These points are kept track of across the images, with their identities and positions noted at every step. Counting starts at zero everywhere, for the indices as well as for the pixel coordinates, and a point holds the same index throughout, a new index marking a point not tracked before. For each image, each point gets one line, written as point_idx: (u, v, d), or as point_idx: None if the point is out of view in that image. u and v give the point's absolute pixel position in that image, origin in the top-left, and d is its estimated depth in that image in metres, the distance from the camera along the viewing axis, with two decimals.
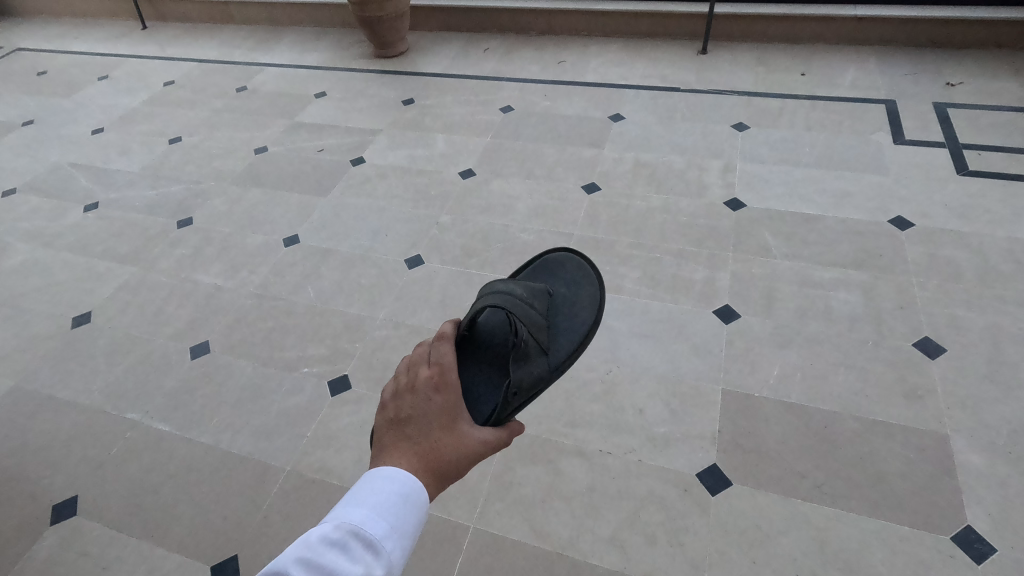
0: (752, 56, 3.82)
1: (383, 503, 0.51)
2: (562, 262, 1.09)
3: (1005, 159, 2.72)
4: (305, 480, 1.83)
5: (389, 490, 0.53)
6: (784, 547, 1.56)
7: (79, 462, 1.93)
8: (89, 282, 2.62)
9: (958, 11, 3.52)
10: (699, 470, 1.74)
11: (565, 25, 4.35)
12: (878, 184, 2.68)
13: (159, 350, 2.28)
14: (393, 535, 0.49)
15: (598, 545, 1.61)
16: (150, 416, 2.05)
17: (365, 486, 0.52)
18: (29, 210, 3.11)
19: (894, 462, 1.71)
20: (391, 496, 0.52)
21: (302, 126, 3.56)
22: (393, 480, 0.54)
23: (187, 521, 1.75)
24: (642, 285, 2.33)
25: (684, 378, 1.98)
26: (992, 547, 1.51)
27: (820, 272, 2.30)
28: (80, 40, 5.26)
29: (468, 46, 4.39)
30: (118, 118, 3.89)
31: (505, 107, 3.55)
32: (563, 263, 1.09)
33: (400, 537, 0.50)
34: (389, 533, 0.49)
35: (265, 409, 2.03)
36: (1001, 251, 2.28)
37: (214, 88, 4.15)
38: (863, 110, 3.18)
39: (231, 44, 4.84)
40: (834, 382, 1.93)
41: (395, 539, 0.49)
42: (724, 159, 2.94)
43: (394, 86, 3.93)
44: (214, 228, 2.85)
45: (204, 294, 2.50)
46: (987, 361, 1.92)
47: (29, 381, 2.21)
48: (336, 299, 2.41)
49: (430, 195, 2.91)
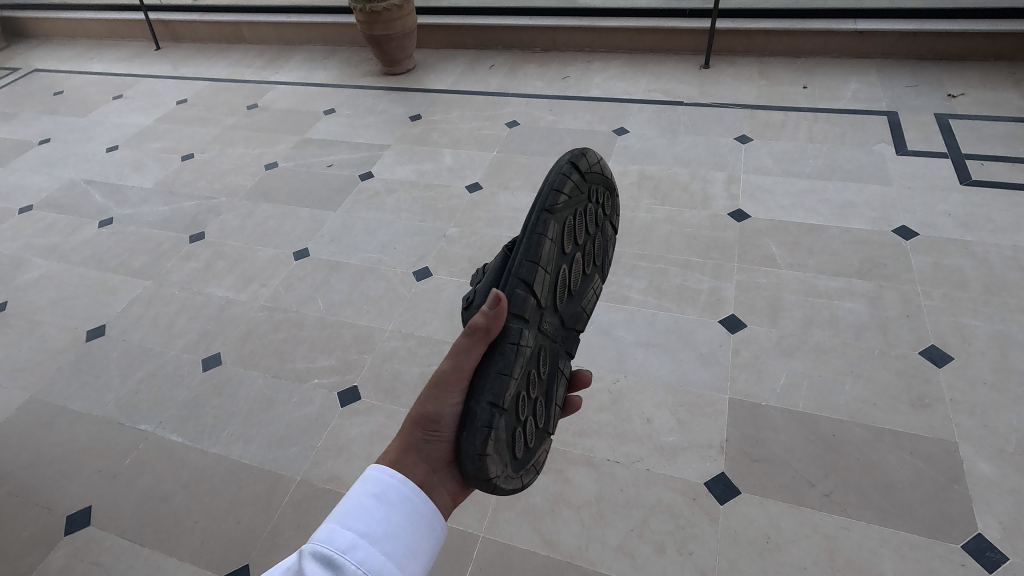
0: (754, 69, 3.87)
1: (353, 515, 0.59)
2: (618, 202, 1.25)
3: (1006, 168, 2.75)
4: (315, 489, 1.84)
5: (360, 499, 0.61)
6: (795, 557, 1.56)
7: (93, 473, 1.95)
8: (103, 296, 2.66)
9: (959, 24, 3.57)
10: (708, 479, 1.75)
11: (569, 42, 4.42)
12: (881, 194, 2.70)
13: (172, 363, 2.31)
14: (361, 542, 0.57)
15: (607, 554, 1.61)
16: (163, 427, 2.08)
17: (340, 501, 0.61)
18: (45, 225, 3.17)
19: (903, 471, 1.71)
20: (361, 507, 0.60)
21: (313, 142, 3.63)
22: (367, 487, 0.63)
23: (199, 531, 1.77)
24: (649, 295, 2.34)
25: (691, 388, 1.99)
26: (1004, 556, 1.52)
27: (825, 281, 2.31)
28: (96, 60, 5.40)
29: (473, 62, 4.47)
30: (132, 136, 3.98)
31: (511, 122, 3.61)
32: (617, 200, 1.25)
33: (372, 543, 0.58)
34: (357, 541, 0.57)
35: (276, 420, 2.06)
36: (1005, 260, 2.30)
37: (226, 106, 4.24)
38: (865, 122, 3.21)
39: (243, 63, 4.94)
40: (842, 390, 1.93)
41: (365, 544, 0.57)
42: (728, 171, 2.97)
43: (402, 103, 4.00)
44: (226, 241, 2.90)
45: (216, 306, 2.54)
46: (994, 370, 1.93)
47: (44, 393, 2.25)
48: (347, 311, 2.44)
49: (437, 208, 2.95)
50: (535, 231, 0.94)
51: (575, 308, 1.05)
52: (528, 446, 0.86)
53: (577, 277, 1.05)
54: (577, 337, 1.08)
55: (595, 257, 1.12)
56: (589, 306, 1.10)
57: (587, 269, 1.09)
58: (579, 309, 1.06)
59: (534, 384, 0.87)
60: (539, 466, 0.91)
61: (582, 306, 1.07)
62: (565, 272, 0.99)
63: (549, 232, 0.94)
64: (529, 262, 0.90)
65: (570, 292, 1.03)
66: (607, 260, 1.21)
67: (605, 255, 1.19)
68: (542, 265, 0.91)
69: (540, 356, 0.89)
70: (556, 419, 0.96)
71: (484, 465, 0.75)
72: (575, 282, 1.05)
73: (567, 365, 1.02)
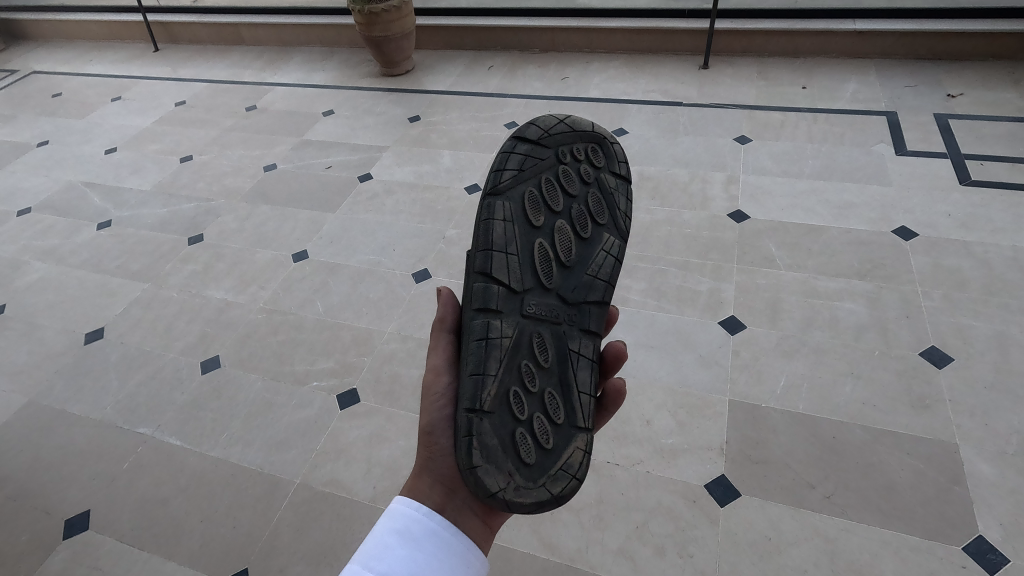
0: (753, 70, 3.87)
1: (378, 554, 0.84)
2: (615, 155, 1.31)
3: (1006, 169, 2.75)
4: (314, 493, 1.84)
5: (384, 538, 0.86)
6: (796, 559, 1.56)
7: (91, 477, 1.95)
8: (102, 299, 2.66)
9: (958, 23, 3.57)
10: (708, 481, 1.74)
11: (568, 43, 4.42)
12: (881, 194, 2.70)
13: (171, 365, 2.31)
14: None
15: (607, 557, 1.61)
16: (162, 431, 2.07)
17: (370, 542, 0.86)
18: (43, 228, 3.17)
19: (902, 472, 1.71)
20: (384, 545, 0.85)
21: (311, 144, 3.63)
22: (391, 527, 0.88)
23: (198, 535, 1.77)
24: (648, 297, 2.34)
25: (691, 389, 1.99)
26: (1004, 557, 1.53)
27: (824, 282, 2.31)
28: (94, 62, 5.40)
29: (472, 63, 4.47)
30: (130, 137, 3.98)
31: (510, 123, 3.61)
32: (613, 155, 1.31)
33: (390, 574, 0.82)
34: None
35: (275, 423, 2.05)
36: (1005, 261, 2.30)
37: (225, 107, 4.24)
38: (864, 122, 3.20)
39: (241, 65, 4.94)
40: (842, 392, 1.93)
41: None
42: (728, 172, 2.96)
43: (400, 104, 3.99)
44: (226, 244, 2.90)
45: (215, 309, 2.53)
46: (993, 371, 1.93)
47: (43, 396, 2.24)
48: (346, 313, 2.44)
49: (436, 209, 2.95)
50: (485, 221, 1.09)
51: (578, 280, 1.10)
52: (544, 447, 0.90)
53: (567, 247, 1.12)
54: (596, 302, 1.11)
55: (590, 220, 1.18)
56: (599, 271, 1.14)
57: (582, 234, 1.15)
58: (584, 279, 1.11)
59: (526, 372, 0.95)
60: (579, 470, 0.91)
61: (588, 274, 1.12)
62: (540, 247, 1.08)
63: (499, 214, 1.09)
64: (484, 253, 1.05)
65: (561, 265, 1.10)
66: (618, 219, 1.25)
67: (613, 217, 1.24)
68: (497, 249, 1.05)
69: (525, 340, 0.99)
70: (589, 407, 0.99)
71: (478, 479, 0.84)
72: (567, 254, 1.12)
73: (586, 343, 1.05)
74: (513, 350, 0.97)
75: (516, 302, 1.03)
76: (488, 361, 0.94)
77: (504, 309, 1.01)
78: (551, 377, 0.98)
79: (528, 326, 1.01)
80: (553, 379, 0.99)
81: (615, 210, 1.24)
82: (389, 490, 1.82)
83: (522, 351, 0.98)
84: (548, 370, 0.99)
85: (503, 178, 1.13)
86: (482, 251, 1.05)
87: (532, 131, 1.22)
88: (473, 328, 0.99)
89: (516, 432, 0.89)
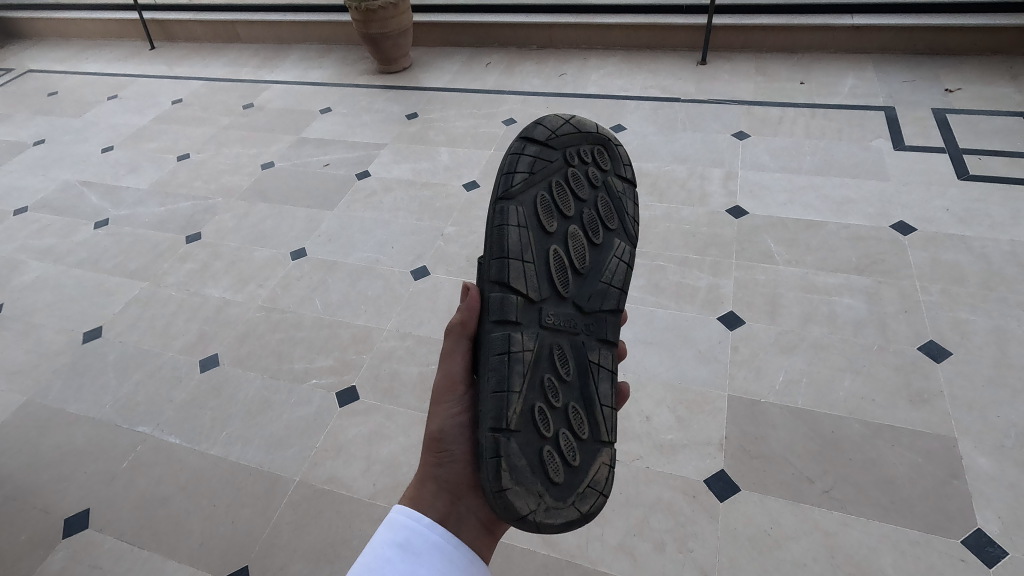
0: (751, 65, 3.86)
1: (379, 564, 0.86)
2: (621, 155, 1.30)
3: (1004, 163, 2.76)
4: (314, 490, 1.84)
5: (386, 548, 0.88)
6: (795, 553, 1.57)
7: (91, 477, 1.95)
8: (100, 298, 2.65)
9: (957, 18, 3.57)
10: (708, 476, 1.74)
11: (567, 39, 4.41)
12: (879, 189, 2.70)
13: (170, 364, 2.30)
14: None
15: (608, 553, 1.61)
16: (162, 429, 2.07)
17: (372, 551, 0.89)
18: (41, 227, 3.16)
19: (902, 467, 1.71)
20: (384, 557, 0.87)
21: (309, 141, 3.62)
22: (392, 536, 0.90)
23: (198, 533, 1.77)
24: (647, 293, 2.34)
25: (691, 385, 1.99)
26: (1003, 550, 1.53)
27: (824, 278, 2.30)
28: (90, 60, 5.37)
29: (470, 60, 4.46)
30: (128, 136, 3.97)
31: (507, 119, 3.60)
32: (619, 155, 1.31)
33: None
34: None
35: (274, 421, 2.05)
36: (1004, 255, 2.30)
37: (221, 105, 4.22)
38: (862, 117, 3.20)
39: (238, 63, 4.92)
40: (841, 387, 1.93)
41: None
42: (726, 168, 2.96)
43: (398, 102, 3.98)
44: (224, 242, 2.89)
45: (214, 307, 2.52)
46: (992, 365, 1.94)
47: (41, 396, 2.24)
48: (345, 310, 2.43)
49: (435, 207, 2.94)
50: (499, 228, 1.07)
51: (592, 287, 1.11)
52: (571, 465, 0.93)
53: (581, 254, 1.12)
54: (612, 310, 1.12)
55: (602, 224, 1.18)
56: (614, 279, 1.14)
57: (594, 239, 1.15)
58: (599, 286, 1.11)
59: (549, 387, 0.96)
60: (604, 485, 0.96)
61: (603, 281, 1.12)
62: (555, 254, 1.08)
63: (512, 221, 1.07)
64: (499, 261, 1.04)
65: (576, 273, 1.10)
66: (628, 221, 1.24)
67: (623, 219, 1.23)
68: (512, 258, 1.04)
69: (544, 353, 1.00)
70: (609, 418, 1.01)
71: (509, 501, 0.86)
72: (581, 261, 1.11)
73: (605, 353, 1.07)
74: (534, 364, 0.98)
75: (534, 314, 1.02)
76: (512, 379, 0.93)
77: (522, 321, 1.01)
78: (572, 391, 1.00)
79: (547, 338, 1.02)
80: (575, 393, 1.00)
81: (624, 213, 1.25)
82: (388, 487, 1.82)
83: (543, 364, 0.99)
84: (570, 384, 1.00)
85: (513, 182, 1.12)
86: (497, 259, 1.04)
87: (539, 132, 1.20)
88: (492, 341, 0.98)
89: (543, 450, 0.90)
